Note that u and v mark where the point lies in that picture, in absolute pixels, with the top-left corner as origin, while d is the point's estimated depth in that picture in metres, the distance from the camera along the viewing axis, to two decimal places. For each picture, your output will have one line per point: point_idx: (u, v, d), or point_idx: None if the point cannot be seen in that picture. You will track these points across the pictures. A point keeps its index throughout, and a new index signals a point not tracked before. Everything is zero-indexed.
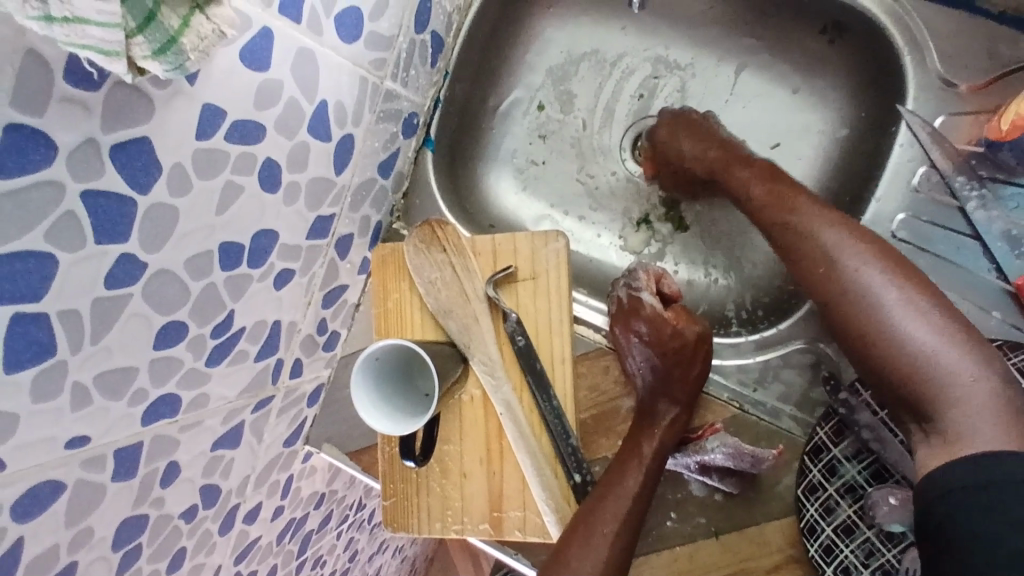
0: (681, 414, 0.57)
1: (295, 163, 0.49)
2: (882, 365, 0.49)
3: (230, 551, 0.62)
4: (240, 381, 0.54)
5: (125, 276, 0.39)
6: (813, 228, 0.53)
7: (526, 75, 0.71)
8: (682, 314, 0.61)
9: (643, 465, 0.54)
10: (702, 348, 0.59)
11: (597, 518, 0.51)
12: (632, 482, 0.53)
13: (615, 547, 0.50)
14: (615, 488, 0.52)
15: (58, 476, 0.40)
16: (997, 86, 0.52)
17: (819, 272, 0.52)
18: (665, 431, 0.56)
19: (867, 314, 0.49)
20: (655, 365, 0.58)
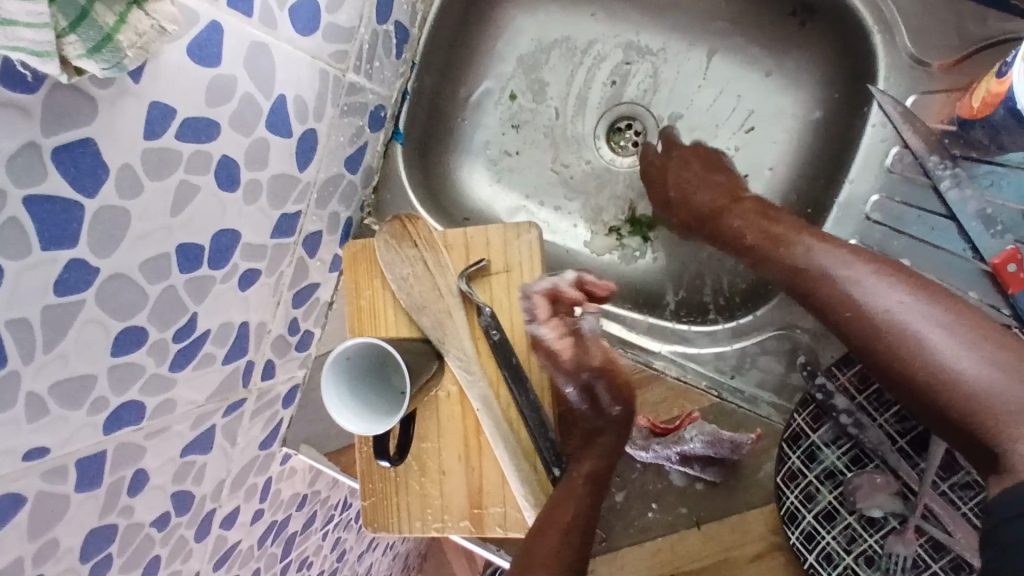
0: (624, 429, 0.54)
1: (253, 160, 0.47)
2: (935, 397, 0.44)
3: (208, 556, 0.61)
4: (209, 385, 0.52)
5: (77, 282, 0.38)
6: (832, 261, 0.49)
7: (496, 64, 0.70)
8: (588, 336, 0.54)
9: (582, 483, 0.50)
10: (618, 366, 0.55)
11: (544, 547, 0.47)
12: (573, 504, 0.49)
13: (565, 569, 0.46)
14: (559, 509, 0.49)
15: (17, 490, 0.39)
16: (970, 63, 0.51)
17: (846, 311, 0.48)
18: (602, 445, 0.53)
19: (908, 345, 0.44)
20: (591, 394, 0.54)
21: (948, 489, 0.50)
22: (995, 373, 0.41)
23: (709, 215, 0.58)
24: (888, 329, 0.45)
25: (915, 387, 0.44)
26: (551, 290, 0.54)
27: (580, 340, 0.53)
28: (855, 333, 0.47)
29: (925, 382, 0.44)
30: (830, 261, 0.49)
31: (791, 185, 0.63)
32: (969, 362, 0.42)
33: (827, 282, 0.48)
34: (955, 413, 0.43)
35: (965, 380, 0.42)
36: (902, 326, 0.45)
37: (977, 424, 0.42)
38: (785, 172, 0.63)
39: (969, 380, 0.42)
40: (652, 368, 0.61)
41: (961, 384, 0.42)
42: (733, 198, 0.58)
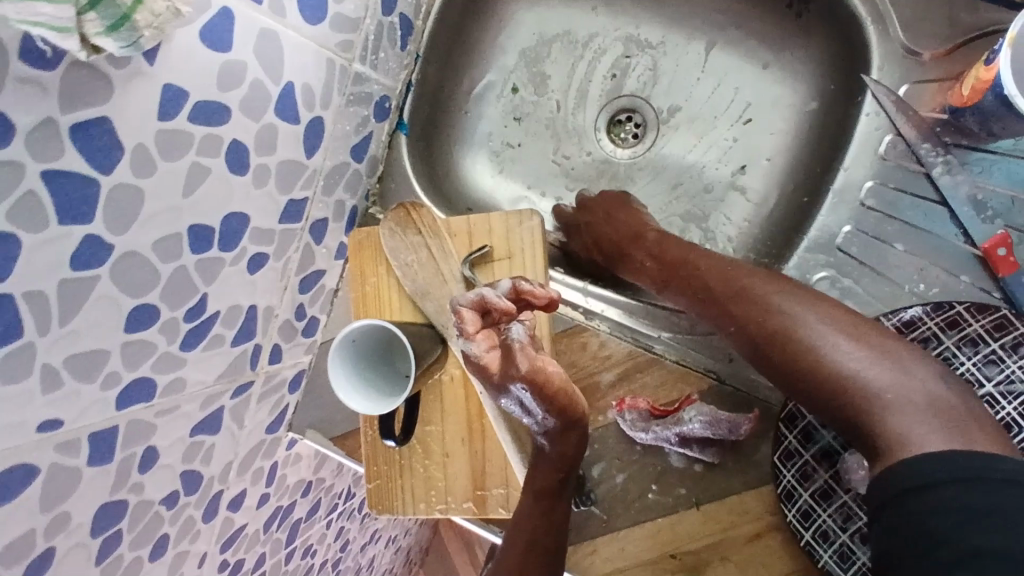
0: (577, 439, 0.50)
1: (262, 145, 0.49)
2: (822, 387, 0.48)
3: (215, 538, 0.62)
4: (217, 366, 0.54)
5: (92, 258, 0.39)
6: (720, 280, 0.54)
7: (498, 57, 0.71)
8: (515, 347, 0.43)
9: (542, 512, 0.53)
10: (552, 374, 0.43)
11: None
12: (540, 531, 0.54)
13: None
14: (525, 539, 0.53)
15: (30, 461, 0.40)
16: (960, 54, 0.52)
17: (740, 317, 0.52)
18: (551, 462, 0.51)
19: (798, 343, 0.48)
20: (531, 411, 0.46)
21: None
22: (865, 359, 0.46)
23: (622, 241, 0.63)
24: (780, 330, 0.49)
25: (803, 381, 0.48)
26: (478, 302, 0.45)
27: (507, 350, 0.44)
28: (751, 336, 0.51)
29: (810, 373, 0.48)
30: (727, 276, 0.54)
31: (787, 174, 0.64)
32: (845, 350, 0.47)
33: (729, 293, 0.53)
34: (837, 399, 0.47)
35: (844, 369, 0.46)
36: (790, 326, 0.49)
37: (857, 407, 0.46)
38: (782, 162, 0.65)
39: (848, 367, 0.46)
40: (653, 352, 0.62)
41: (843, 374, 0.47)
42: (635, 232, 0.63)
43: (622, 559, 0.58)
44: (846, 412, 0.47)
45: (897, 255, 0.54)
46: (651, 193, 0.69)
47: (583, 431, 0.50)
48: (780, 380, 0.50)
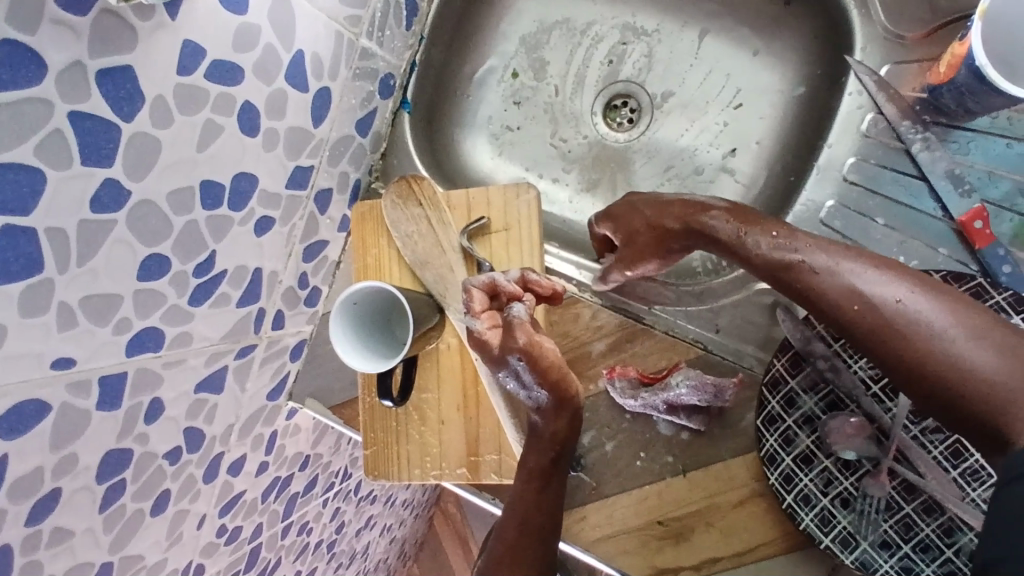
0: (566, 420, 0.49)
1: (273, 109, 0.51)
2: (944, 391, 0.39)
3: (215, 501, 0.64)
4: (223, 325, 0.56)
5: (111, 201, 0.41)
6: (823, 257, 0.45)
7: (500, 43, 0.74)
8: (513, 321, 0.48)
9: (535, 489, 0.49)
10: (546, 349, 0.47)
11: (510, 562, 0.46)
12: (531, 513, 0.48)
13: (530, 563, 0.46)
14: (517, 521, 0.47)
15: (44, 396, 0.42)
16: (939, 36, 0.55)
17: (845, 307, 0.43)
18: (548, 442, 0.49)
19: (919, 341, 0.40)
20: (527, 386, 0.48)
21: (919, 434, 0.53)
22: (1005, 359, 0.38)
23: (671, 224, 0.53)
24: (895, 323, 0.41)
25: (922, 383, 0.40)
26: (488, 285, 0.51)
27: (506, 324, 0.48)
28: (860, 331, 0.42)
29: (933, 376, 0.39)
30: (826, 258, 0.45)
31: (776, 156, 0.66)
32: (981, 348, 0.38)
33: (827, 279, 0.44)
34: (960, 405, 0.39)
35: (973, 371, 0.38)
36: (904, 319, 0.41)
37: (987, 413, 0.38)
38: (771, 145, 0.67)
39: (982, 370, 0.38)
40: (642, 323, 0.64)
41: (970, 376, 0.38)
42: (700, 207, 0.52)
43: (610, 526, 0.60)
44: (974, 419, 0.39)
45: (879, 229, 0.56)
46: (644, 175, 0.71)
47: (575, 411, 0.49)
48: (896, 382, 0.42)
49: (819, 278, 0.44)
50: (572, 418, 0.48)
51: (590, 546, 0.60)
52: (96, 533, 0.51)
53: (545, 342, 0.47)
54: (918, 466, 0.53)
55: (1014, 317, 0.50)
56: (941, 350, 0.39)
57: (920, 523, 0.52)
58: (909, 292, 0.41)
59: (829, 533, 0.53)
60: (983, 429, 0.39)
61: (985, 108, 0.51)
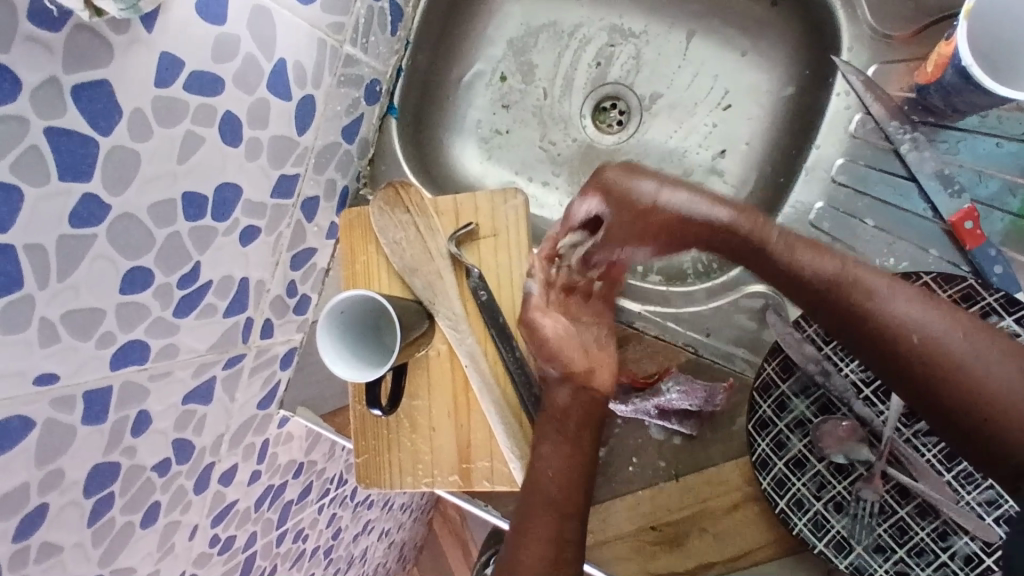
0: (584, 399, 0.53)
1: (255, 119, 0.51)
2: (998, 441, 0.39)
3: (207, 511, 0.64)
4: (209, 336, 0.55)
5: (91, 215, 0.41)
6: (879, 285, 0.43)
7: (487, 47, 0.74)
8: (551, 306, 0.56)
9: (566, 463, 0.51)
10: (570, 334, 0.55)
11: (531, 530, 0.48)
12: (552, 481, 0.50)
13: (561, 533, 0.48)
14: (546, 495, 0.49)
15: (27, 412, 0.42)
16: (926, 34, 0.54)
17: (904, 341, 0.41)
18: (573, 421, 0.52)
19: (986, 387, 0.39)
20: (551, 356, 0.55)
21: (911, 436, 0.53)
22: None
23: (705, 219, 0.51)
24: (955, 365, 0.40)
25: (977, 431, 0.40)
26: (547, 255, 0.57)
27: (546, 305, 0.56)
28: (917, 369, 0.41)
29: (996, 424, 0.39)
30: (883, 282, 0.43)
31: (765, 157, 0.66)
32: None
33: (890, 307, 0.42)
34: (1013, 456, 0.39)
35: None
36: (966, 363, 0.40)
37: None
38: (760, 146, 0.67)
39: None
40: (633, 327, 0.63)
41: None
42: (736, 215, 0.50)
43: (604, 531, 0.59)
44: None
45: (867, 231, 0.56)
46: None
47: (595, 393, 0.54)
48: (938, 422, 0.41)
49: (872, 305, 0.43)
50: (587, 399, 0.53)
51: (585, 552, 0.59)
52: (85, 547, 0.50)
53: (542, 318, 0.56)
54: (913, 468, 0.52)
55: (1005, 318, 0.49)
56: (1002, 394, 0.39)
57: (914, 526, 0.52)
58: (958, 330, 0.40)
59: (823, 537, 0.53)
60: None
61: (974, 108, 0.50)
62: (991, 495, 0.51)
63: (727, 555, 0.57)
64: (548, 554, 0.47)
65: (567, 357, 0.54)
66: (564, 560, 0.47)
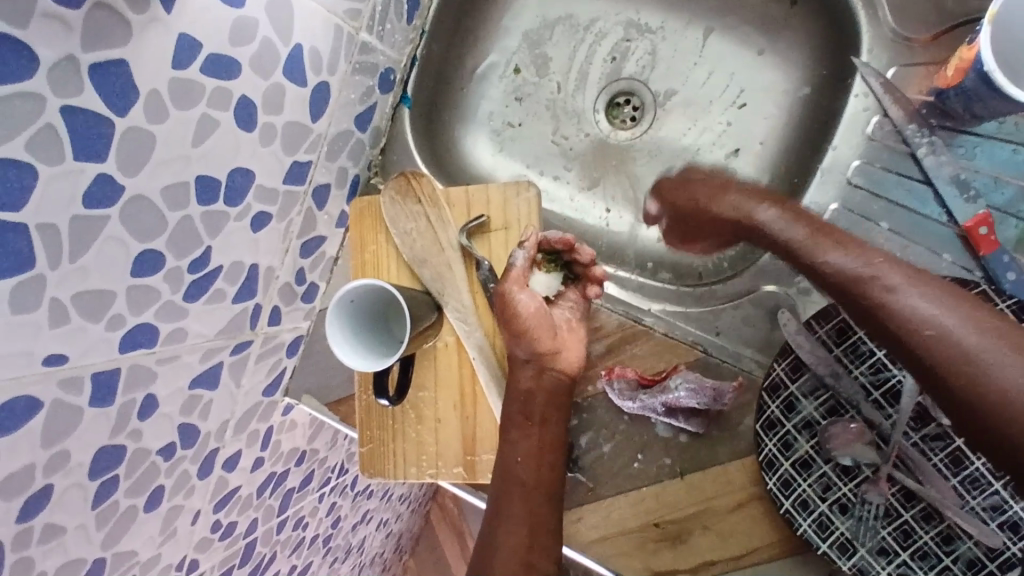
0: (552, 380, 0.55)
1: (270, 104, 0.50)
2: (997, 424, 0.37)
3: (209, 496, 0.64)
4: (218, 321, 0.55)
5: (104, 196, 0.40)
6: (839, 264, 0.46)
7: (502, 39, 0.73)
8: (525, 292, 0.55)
9: (535, 451, 0.53)
10: (539, 319, 0.55)
11: (506, 517, 0.51)
12: (524, 469, 0.52)
13: (534, 515, 0.51)
14: (518, 489, 0.52)
15: (34, 393, 0.41)
16: (947, 37, 0.54)
17: (915, 332, 0.41)
18: (541, 409, 0.54)
19: (967, 366, 0.38)
20: (516, 339, 0.54)
21: (919, 440, 0.53)
22: None
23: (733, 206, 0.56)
24: (959, 356, 0.39)
25: (993, 440, 0.38)
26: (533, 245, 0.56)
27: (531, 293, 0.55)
28: (927, 377, 0.40)
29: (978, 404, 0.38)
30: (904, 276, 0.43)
31: (778, 157, 0.66)
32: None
33: (897, 298, 0.42)
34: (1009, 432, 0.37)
35: (1015, 397, 0.37)
36: (970, 354, 0.38)
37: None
38: (775, 146, 0.66)
39: None
40: (642, 324, 0.63)
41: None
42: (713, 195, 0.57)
43: (607, 527, 0.60)
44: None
45: (882, 234, 0.55)
46: (647, 174, 0.71)
47: (562, 374, 0.55)
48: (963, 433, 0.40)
49: (889, 298, 0.42)
50: (556, 381, 0.55)
51: (588, 546, 0.60)
52: (87, 530, 0.50)
53: (520, 293, 0.55)
54: (919, 473, 0.52)
55: None
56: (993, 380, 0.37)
57: (919, 530, 0.53)
58: (992, 326, 0.39)
59: (827, 539, 0.53)
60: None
61: (993, 113, 0.50)
62: (995, 500, 0.51)
63: (727, 554, 0.58)
64: (523, 538, 0.50)
65: (535, 336, 0.54)
66: (538, 542, 0.51)
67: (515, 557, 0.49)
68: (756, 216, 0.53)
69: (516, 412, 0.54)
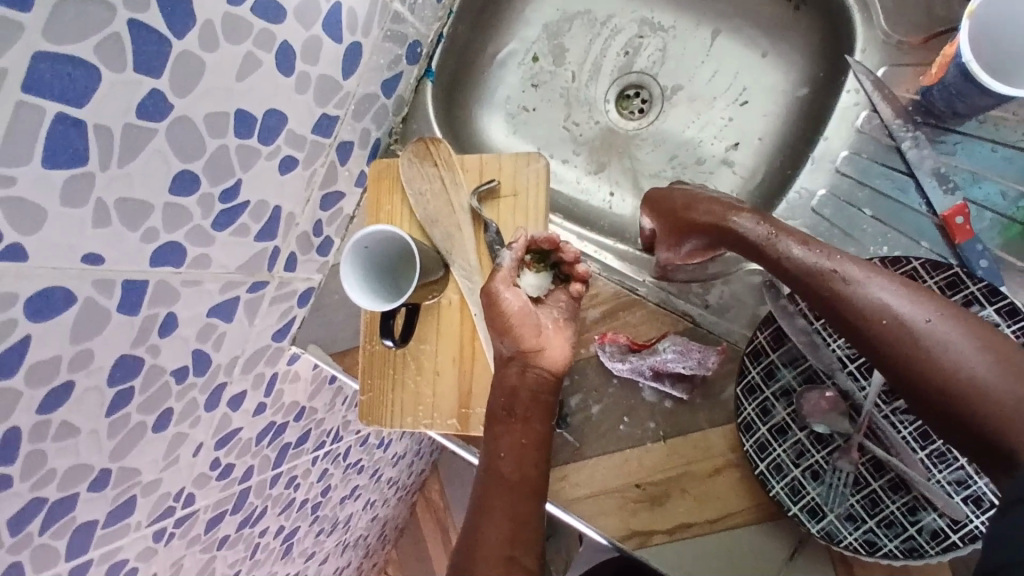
0: (536, 377, 0.57)
1: (308, 53, 0.55)
2: (945, 403, 0.42)
3: (212, 432, 0.67)
4: (239, 255, 0.59)
5: (154, 110, 0.45)
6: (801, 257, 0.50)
7: (523, 28, 0.78)
8: (513, 293, 0.57)
9: (518, 445, 0.55)
10: (524, 319, 0.57)
11: (491, 511, 0.52)
12: (507, 464, 0.54)
13: (518, 510, 0.52)
14: (501, 481, 0.53)
15: (71, 287, 0.45)
16: (938, 40, 0.58)
17: (872, 320, 0.45)
18: (525, 405, 0.56)
19: (920, 353, 0.43)
20: (502, 336, 0.58)
21: (889, 413, 0.56)
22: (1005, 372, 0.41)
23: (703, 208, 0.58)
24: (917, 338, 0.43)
25: (943, 416, 0.43)
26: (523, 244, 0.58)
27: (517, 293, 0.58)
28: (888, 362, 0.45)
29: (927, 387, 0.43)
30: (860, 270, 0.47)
31: (774, 151, 0.70)
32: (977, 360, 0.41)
33: (856, 289, 0.46)
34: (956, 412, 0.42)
35: (964, 375, 0.41)
36: (931, 339, 0.43)
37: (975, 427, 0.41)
38: (772, 141, 0.70)
39: (985, 383, 0.41)
40: (636, 294, 0.67)
41: (978, 389, 0.41)
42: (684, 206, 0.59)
43: (590, 485, 0.63)
44: (980, 437, 0.41)
45: (865, 220, 0.59)
46: (650, 162, 0.75)
47: (547, 372, 0.57)
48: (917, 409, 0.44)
49: (848, 289, 0.47)
50: (540, 378, 0.56)
51: (571, 504, 0.63)
52: (100, 436, 0.53)
53: (506, 292, 0.57)
54: (889, 446, 0.55)
55: (985, 308, 0.53)
56: (950, 362, 0.42)
57: (886, 500, 0.55)
58: (939, 315, 0.43)
59: (798, 502, 0.56)
60: (991, 450, 0.41)
61: (971, 109, 0.54)
62: (960, 475, 0.54)
63: (703, 517, 0.61)
64: (506, 533, 0.51)
65: (518, 334, 0.57)
66: (522, 538, 0.51)
67: (498, 550, 0.50)
68: (731, 220, 0.55)
69: (502, 407, 0.56)
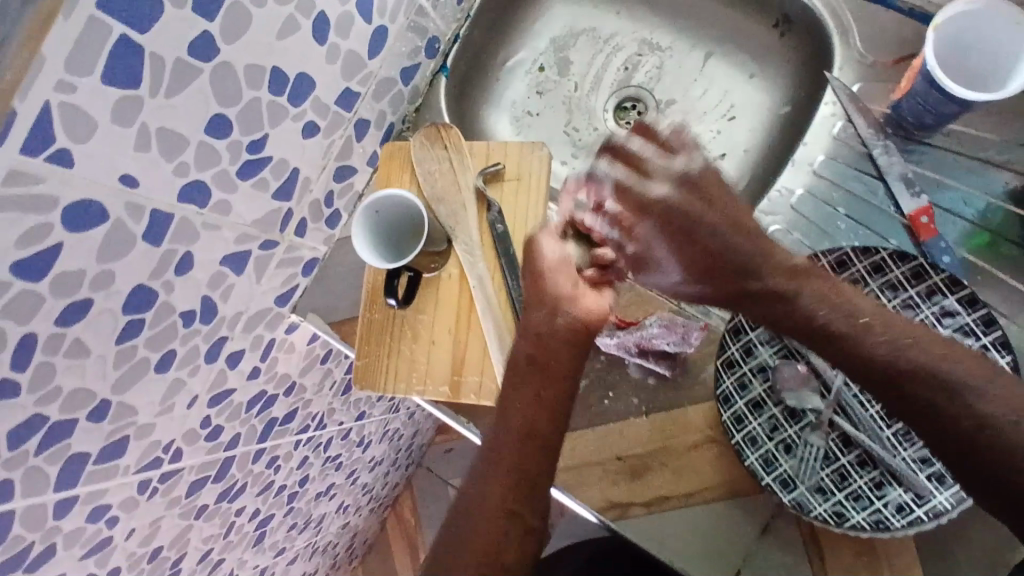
0: (566, 323, 0.60)
1: (341, 27, 0.60)
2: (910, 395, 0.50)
3: (208, 386, 0.68)
4: (256, 209, 0.62)
5: (204, 50, 0.49)
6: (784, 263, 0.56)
7: (532, 40, 0.85)
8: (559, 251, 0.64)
9: (534, 396, 0.57)
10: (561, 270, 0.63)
11: (496, 458, 0.55)
12: (521, 415, 0.56)
13: (524, 465, 0.55)
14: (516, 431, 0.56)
15: (105, 203, 0.48)
16: (907, 63, 0.65)
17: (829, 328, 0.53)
18: (549, 353, 0.59)
19: (905, 370, 0.50)
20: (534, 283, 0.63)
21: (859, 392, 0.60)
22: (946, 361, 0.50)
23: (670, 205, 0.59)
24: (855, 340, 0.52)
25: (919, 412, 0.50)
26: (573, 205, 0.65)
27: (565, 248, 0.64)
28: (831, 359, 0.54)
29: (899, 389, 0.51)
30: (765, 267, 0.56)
31: (758, 161, 0.76)
32: (880, 347, 0.51)
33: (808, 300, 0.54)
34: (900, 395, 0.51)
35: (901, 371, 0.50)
36: (869, 339, 0.52)
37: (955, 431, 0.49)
38: (756, 153, 0.76)
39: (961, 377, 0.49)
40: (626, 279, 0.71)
41: (945, 382, 0.49)
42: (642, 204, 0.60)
43: (573, 457, 0.66)
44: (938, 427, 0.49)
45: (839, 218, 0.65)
46: None
47: (580, 321, 0.61)
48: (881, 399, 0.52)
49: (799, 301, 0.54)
50: (565, 323, 0.60)
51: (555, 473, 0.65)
52: (107, 364, 0.55)
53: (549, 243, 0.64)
54: (859, 424, 0.59)
55: (947, 296, 0.58)
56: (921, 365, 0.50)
57: (854, 474, 0.59)
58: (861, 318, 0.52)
59: (771, 473, 0.59)
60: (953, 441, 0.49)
61: (937, 116, 0.60)
62: (923, 454, 0.58)
63: (684, 491, 0.63)
64: (508, 485, 0.54)
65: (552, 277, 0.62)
66: (523, 493, 0.54)
67: (501, 500, 0.54)
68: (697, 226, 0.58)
69: (526, 354, 0.59)
